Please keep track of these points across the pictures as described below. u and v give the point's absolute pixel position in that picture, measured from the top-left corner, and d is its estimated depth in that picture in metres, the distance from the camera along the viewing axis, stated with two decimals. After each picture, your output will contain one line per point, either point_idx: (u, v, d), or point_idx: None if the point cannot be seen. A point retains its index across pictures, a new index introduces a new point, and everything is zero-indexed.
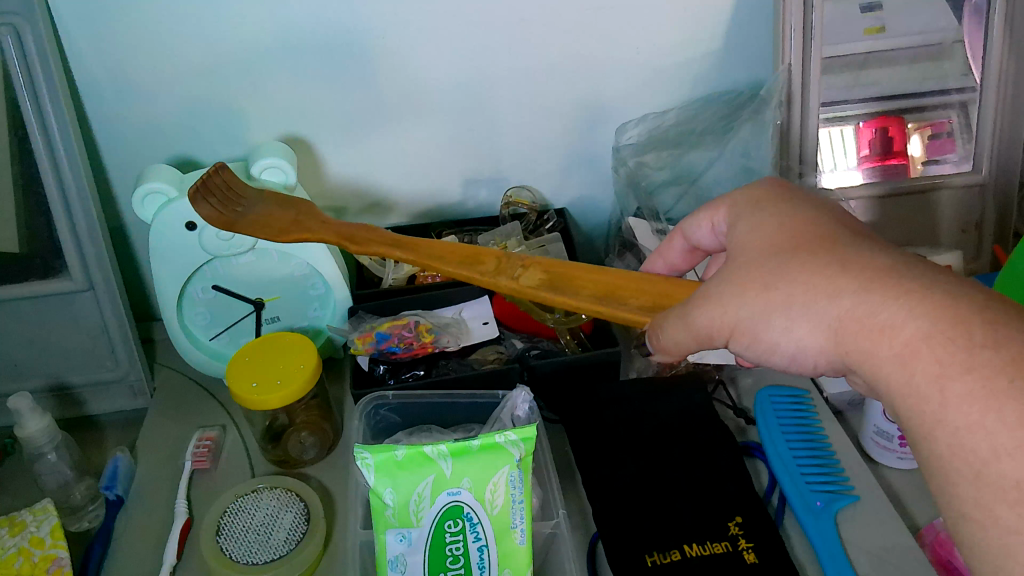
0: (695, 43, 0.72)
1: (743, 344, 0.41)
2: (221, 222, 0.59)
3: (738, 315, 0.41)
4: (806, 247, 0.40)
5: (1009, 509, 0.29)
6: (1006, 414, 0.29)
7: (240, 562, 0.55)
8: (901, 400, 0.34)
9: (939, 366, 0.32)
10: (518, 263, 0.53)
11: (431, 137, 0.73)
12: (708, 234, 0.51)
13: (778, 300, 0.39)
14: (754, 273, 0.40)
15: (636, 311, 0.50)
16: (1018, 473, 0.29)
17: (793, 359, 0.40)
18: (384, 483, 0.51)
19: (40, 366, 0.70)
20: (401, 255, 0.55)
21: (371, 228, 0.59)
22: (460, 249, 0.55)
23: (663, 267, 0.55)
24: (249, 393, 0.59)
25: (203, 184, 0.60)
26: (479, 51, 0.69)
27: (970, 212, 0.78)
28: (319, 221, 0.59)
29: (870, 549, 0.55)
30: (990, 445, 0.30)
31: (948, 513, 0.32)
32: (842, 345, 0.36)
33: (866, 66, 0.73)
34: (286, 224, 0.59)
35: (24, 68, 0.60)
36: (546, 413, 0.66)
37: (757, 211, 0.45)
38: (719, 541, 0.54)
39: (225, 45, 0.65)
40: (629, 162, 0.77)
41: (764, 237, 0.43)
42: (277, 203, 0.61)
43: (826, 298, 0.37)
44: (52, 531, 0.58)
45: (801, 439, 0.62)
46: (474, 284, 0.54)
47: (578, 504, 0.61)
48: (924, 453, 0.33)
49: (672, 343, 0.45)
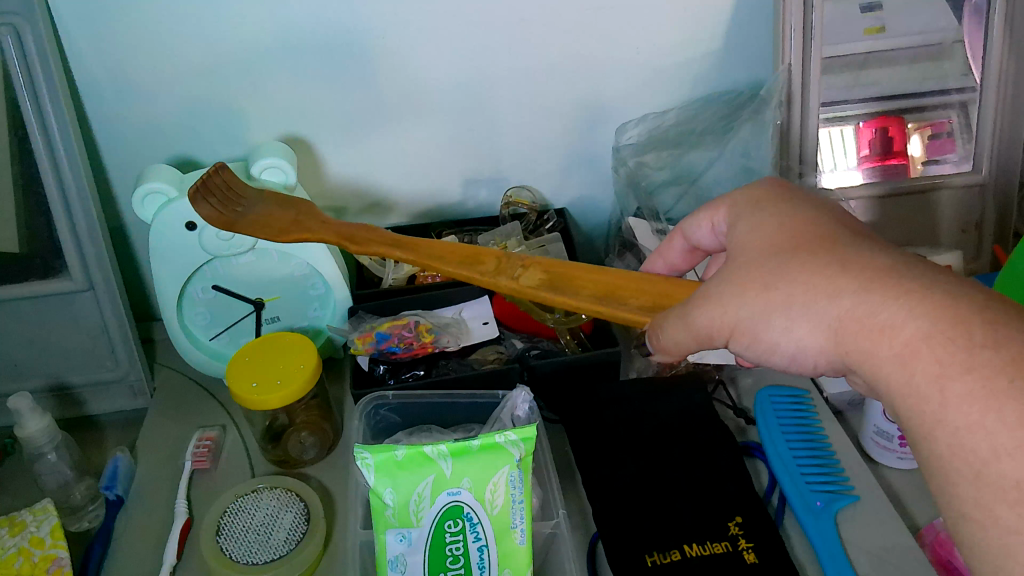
0: (695, 43, 0.72)
1: (743, 344, 0.41)
2: (221, 222, 0.59)
3: (738, 314, 0.41)
4: (806, 247, 0.40)
5: (1009, 509, 0.29)
6: (1006, 414, 0.29)
7: (239, 562, 0.55)
8: (901, 400, 0.34)
9: (940, 366, 0.32)
10: (519, 263, 0.53)
11: (431, 137, 0.73)
12: (708, 233, 0.50)
13: (779, 301, 0.39)
14: (754, 272, 0.40)
15: (637, 311, 0.50)
16: (1018, 473, 0.29)
17: (793, 359, 0.40)
18: (384, 483, 0.51)
19: (39, 366, 0.70)
20: (402, 255, 0.55)
21: (371, 228, 0.59)
22: (461, 249, 0.55)
23: (663, 267, 0.55)
24: (248, 393, 0.59)
25: (203, 184, 0.60)
26: (479, 51, 0.69)
27: (970, 212, 0.78)
28: (320, 221, 0.59)
29: (870, 549, 0.55)
30: (991, 445, 0.30)
31: (948, 514, 0.32)
32: (843, 345, 0.36)
33: (866, 66, 0.73)
34: (286, 224, 0.59)
35: (24, 68, 0.60)
36: (546, 413, 0.66)
37: (757, 211, 0.45)
38: (718, 541, 0.54)
39: (225, 45, 0.65)
40: (629, 162, 0.77)
41: (764, 237, 0.43)
42: (277, 203, 0.61)
43: (826, 298, 0.37)
44: (52, 532, 0.58)
45: (801, 439, 0.62)
46: (475, 283, 0.54)
47: (579, 504, 0.61)
48: (925, 453, 0.33)
49: (672, 343, 0.45)
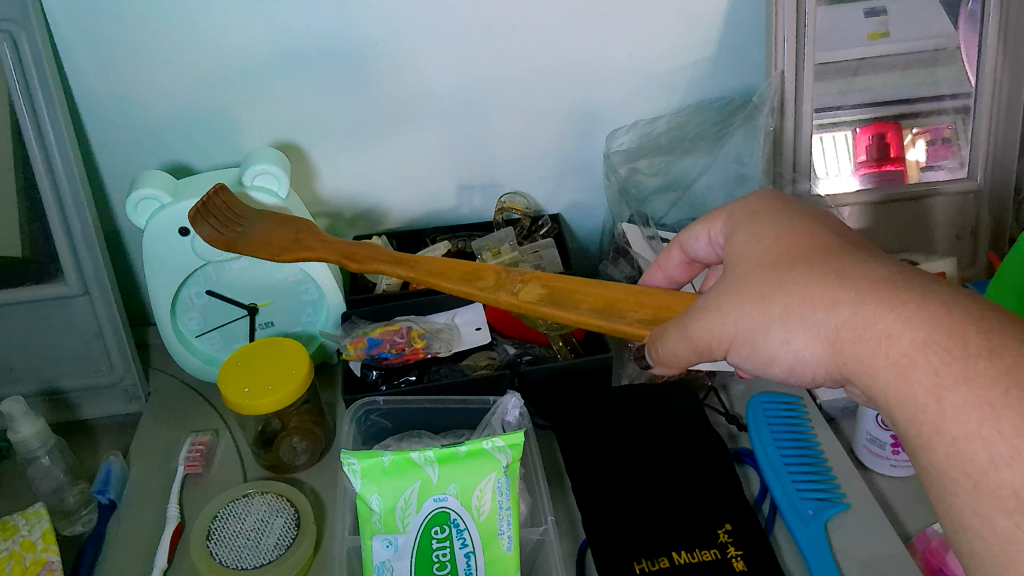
0: (688, 48, 0.72)
1: (743, 355, 0.41)
2: (221, 243, 0.60)
3: (737, 326, 0.40)
4: (803, 258, 0.40)
5: (1007, 518, 0.29)
6: (1003, 424, 0.29)
7: (229, 567, 0.55)
8: (898, 409, 0.33)
9: (936, 376, 0.32)
10: (518, 278, 0.54)
11: (424, 144, 0.74)
12: (705, 246, 0.50)
13: (776, 312, 0.39)
14: (752, 284, 0.40)
15: (636, 324, 0.50)
16: (1016, 482, 0.29)
17: (792, 370, 0.39)
18: (370, 489, 0.52)
19: (35, 371, 0.70)
20: (401, 272, 0.56)
21: (371, 245, 0.59)
22: (460, 264, 0.55)
23: (662, 278, 0.55)
24: (240, 398, 0.59)
25: (203, 206, 0.61)
26: (472, 58, 0.69)
27: (965, 218, 0.78)
28: (319, 238, 0.60)
29: (862, 557, 0.54)
30: (988, 454, 0.30)
31: (948, 523, 0.32)
32: (839, 356, 0.36)
33: (858, 73, 0.73)
34: (286, 243, 0.59)
35: (20, 74, 0.61)
36: (537, 418, 0.66)
37: (754, 222, 0.45)
38: (708, 548, 0.54)
39: (220, 53, 0.65)
40: (620, 170, 0.77)
41: (762, 249, 0.42)
42: (278, 222, 0.61)
43: (823, 308, 0.37)
44: (42, 536, 0.58)
45: (793, 446, 0.62)
46: (475, 299, 0.54)
47: (568, 508, 0.61)
48: (923, 464, 0.33)
49: (672, 355, 0.44)
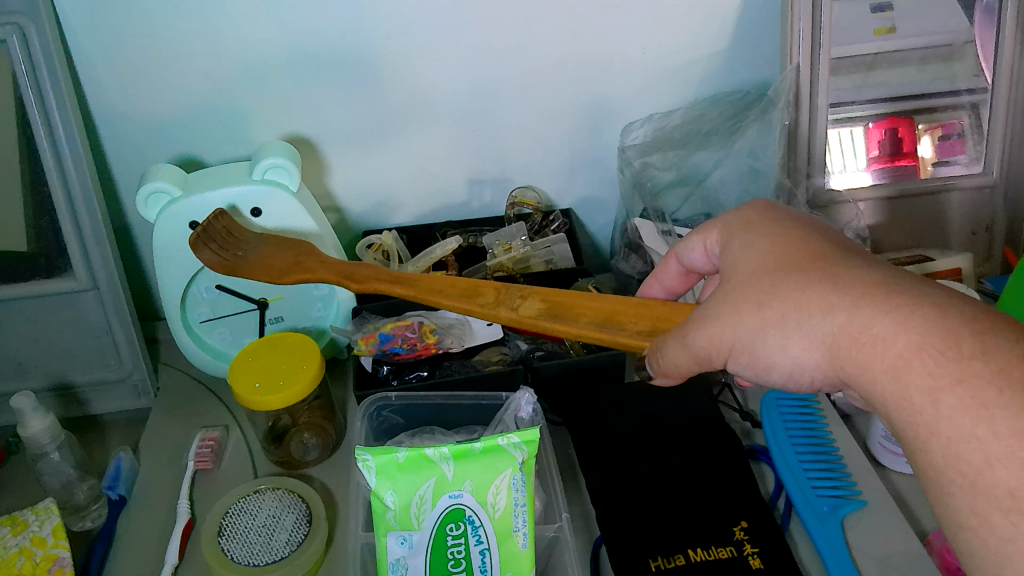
0: (703, 43, 0.71)
1: (742, 363, 0.40)
2: (223, 268, 0.61)
3: (735, 334, 0.40)
4: (797, 266, 0.39)
5: (1002, 517, 0.28)
6: (997, 424, 0.29)
7: (241, 563, 0.54)
8: (895, 411, 0.33)
9: (931, 378, 0.31)
10: (518, 293, 0.54)
11: (437, 139, 0.73)
12: (702, 257, 0.49)
13: (773, 319, 0.38)
14: (749, 293, 0.40)
15: (635, 335, 0.49)
16: (1011, 481, 0.28)
17: (790, 376, 0.39)
18: (385, 486, 0.51)
19: (42, 366, 0.70)
20: (403, 291, 0.57)
21: (370, 264, 0.60)
22: (460, 282, 0.55)
23: (660, 290, 0.54)
24: (250, 393, 0.58)
25: (204, 231, 0.61)
26: (487, 51, 0.68)
27: (981, 214, 0.77)
28: (319, 260, 0.61)
29: (877, 555, 0.54)
30: (983, 454, 0.29)
31: (946, 524, 0.31)
32: (837, 360, 0.36)
33: (874, 67, 0.72)
34: (287, 266, 0.61)
35: (28, 65, 0.60)
36: (549, 415, 0.65)
37: (748, 231, 0.44)
38: (724, 546, 0.53)
39: (232, 47, 0.65)
40: (636, 163, 0.76)
41: (755, 258, 0.42)
42: (279, 245, 0.62)
43: (818, 315, 0.36)
44: (54, 532, 0.58)
45: (807, 443, 0.62)
46: (477, 316, 0.54)
47: (581, 506, 0.60)
48: (921, 465, 0.32)
49: (673, 365, 0.43)
